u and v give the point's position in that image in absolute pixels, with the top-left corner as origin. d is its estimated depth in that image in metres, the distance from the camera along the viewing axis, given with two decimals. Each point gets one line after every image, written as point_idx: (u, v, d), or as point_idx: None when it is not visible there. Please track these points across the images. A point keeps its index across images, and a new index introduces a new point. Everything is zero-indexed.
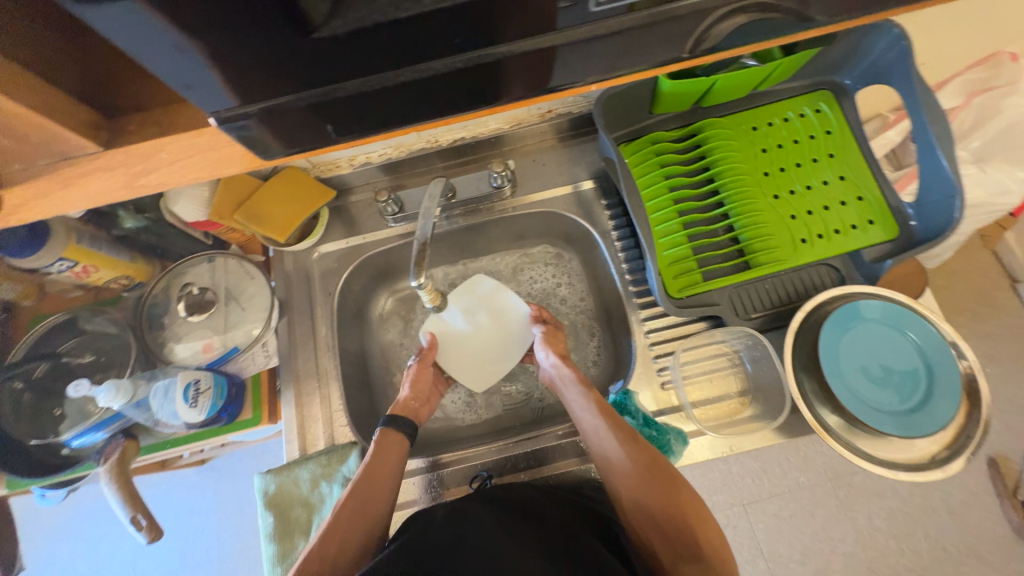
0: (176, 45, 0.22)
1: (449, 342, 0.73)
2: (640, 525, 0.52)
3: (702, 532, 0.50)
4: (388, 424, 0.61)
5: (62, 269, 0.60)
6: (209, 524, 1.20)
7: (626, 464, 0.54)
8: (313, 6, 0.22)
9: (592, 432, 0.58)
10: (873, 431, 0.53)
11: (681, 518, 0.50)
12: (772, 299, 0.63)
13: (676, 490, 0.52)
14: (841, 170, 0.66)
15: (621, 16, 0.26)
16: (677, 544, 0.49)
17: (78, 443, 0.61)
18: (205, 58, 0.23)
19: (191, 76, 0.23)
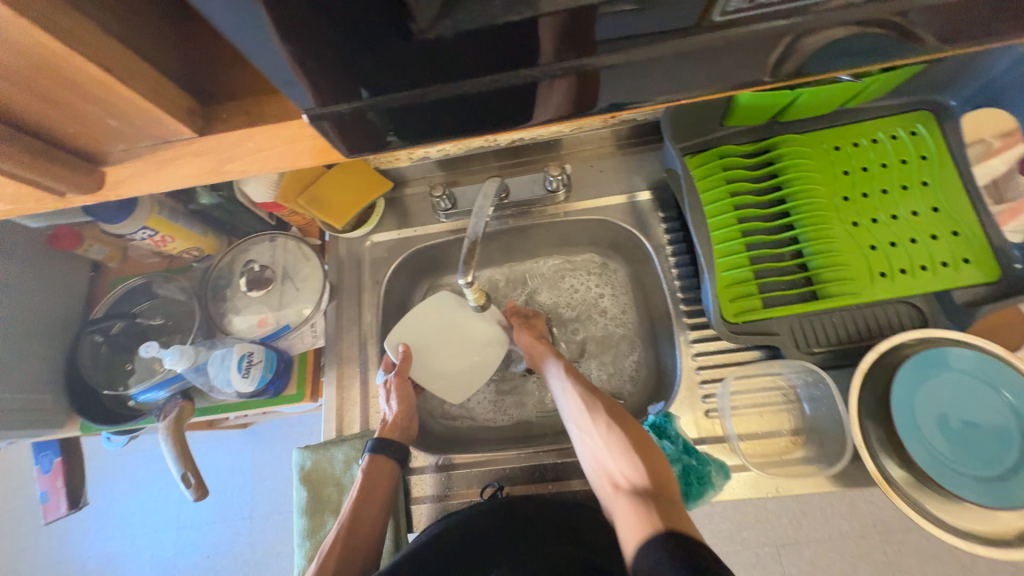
0: (277, 39, 0.22)
1: (421, 356, 0.69)
2: (597, 472, 0.56)
3: (652, 467, 0.52)
4: (377, 450, 0.60)
5: (144, 238, 0.65)
6: (246, 485, 1.27)
7: (584, 413, 0.59)
8: (421, 8, 0.22)
9: (559, 391, 0.63)
10: (944, 492, 0.48)
11: (629, 457, 0.53)
12: (841, 335, 0.57)
13: (626, 432, 0.55)
14: (936, 201, 0.59)
15: (734, 24, 0.25)
16: (627, 479, 0.52)
17: (144, 398, 0.65)
18: (301, 52, 0.23)
19: (292, 69, 0.24)
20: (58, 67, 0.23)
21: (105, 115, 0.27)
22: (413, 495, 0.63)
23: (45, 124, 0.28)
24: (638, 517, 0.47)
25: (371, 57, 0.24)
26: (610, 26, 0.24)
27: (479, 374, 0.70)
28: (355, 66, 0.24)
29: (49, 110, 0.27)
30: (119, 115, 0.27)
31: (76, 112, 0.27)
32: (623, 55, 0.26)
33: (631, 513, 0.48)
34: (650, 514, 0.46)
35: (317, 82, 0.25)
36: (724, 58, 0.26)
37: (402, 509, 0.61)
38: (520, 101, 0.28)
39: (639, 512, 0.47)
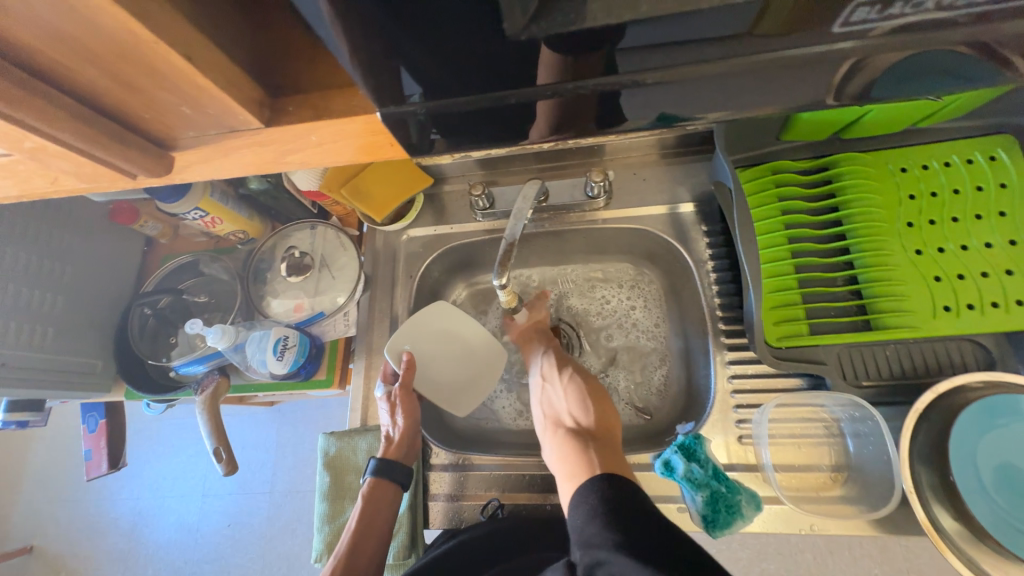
0: (351, 36, 0.22)
1: (422, 366, 0.67)
2: (546, 415, 0.60)
3: (600, 414, 0.57)
4: (381, 473, 0.57)
5: (195, 218, 0.68)
6: (268, 460, 1.32)
7: (551, 369, 0.65)
8: (513, 14, 0.21)
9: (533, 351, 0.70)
10: (999, 548, 0.45)
11: (583, 406, 0.58)
12: (894, 370, 0.54)
13: (586, 386, 0.60)
14: (1015, 234, 0.54)
15: (838, 43, 0.23)
16: (574, 420, 0.57)
17: (185, 370, 0.67)
18: (374, 50, 0.23)
19: (365, 67, 0.24)
20: (144, 56, 0.24)
21: (180, 103, 0.28)
22: (430, 491, 0.64)
23: (124, 109, 0.29)
24: (576, 449, 0.51)
25: (448, 58, 0.23)
26: (700, 36, 0.23)
27: (484, 382, 0.69)
28: (428, 67, 0.24)
29: (128, 96, 0.27)
30: (194, 104, 0.28)
31: (154, 99, 0.27)
32: (714, 65, 0.24)
33: (569, 446, 0.53)
34: (587, 448, 0.51)
35: (388, 82, 0.24)
36: (818, 74, 0.24)
37: (418, 504, 0.62)
38: (590, 109, 0.27)
39: (577, 445, 0.52)
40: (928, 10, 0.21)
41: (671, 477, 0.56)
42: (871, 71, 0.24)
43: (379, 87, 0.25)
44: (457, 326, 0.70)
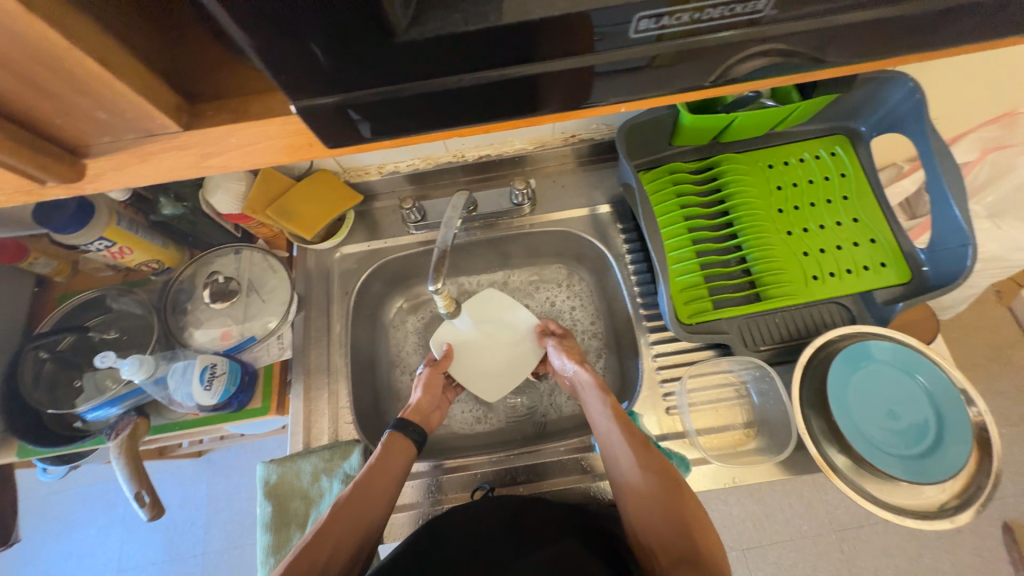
0: (252, 41, 0.24)
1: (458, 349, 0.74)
2: (643, 534, 0.51)
3: (703, 540, 0.49)
4: (398, 429, 0.61)
5: (100, 249, 0.63)
6: (199, 518, 1.19)
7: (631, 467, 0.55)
8: (396, 17, 0.24)
9: (605, 433, 0.59)
10: (879, 473, 0.53)
11: (684, 530, 0.49)
12: (782, 333, 0.63)
13: (680, 502, 0.51)
14: (855, 213, 0.67)
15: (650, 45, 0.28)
16: (677, 547, 0.49)
17: (91, 417, 0.62)
18: (278, 54, 0.25)
19: (276, 69, 0.26)
20: (60, 59, 0.24)
21: (96, 108, 0.28)
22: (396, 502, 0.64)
23: (30, 118, 0.28)
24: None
25: (348, 59, 0.26)
26: (565, 45, 0.27)
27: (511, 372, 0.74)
28: (332, 68, 0.26)
29: (39, 103, 0.27)
30: (109, 108, 0.28)
31: (66, 106, 0.27)
32: (573, 60, 0.28)
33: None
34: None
35: (296, 80, 0.27)
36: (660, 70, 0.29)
37: None
38: (477, 101, 0.30)
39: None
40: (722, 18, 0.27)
41: None
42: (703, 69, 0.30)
43: (287, 82, 0.27)
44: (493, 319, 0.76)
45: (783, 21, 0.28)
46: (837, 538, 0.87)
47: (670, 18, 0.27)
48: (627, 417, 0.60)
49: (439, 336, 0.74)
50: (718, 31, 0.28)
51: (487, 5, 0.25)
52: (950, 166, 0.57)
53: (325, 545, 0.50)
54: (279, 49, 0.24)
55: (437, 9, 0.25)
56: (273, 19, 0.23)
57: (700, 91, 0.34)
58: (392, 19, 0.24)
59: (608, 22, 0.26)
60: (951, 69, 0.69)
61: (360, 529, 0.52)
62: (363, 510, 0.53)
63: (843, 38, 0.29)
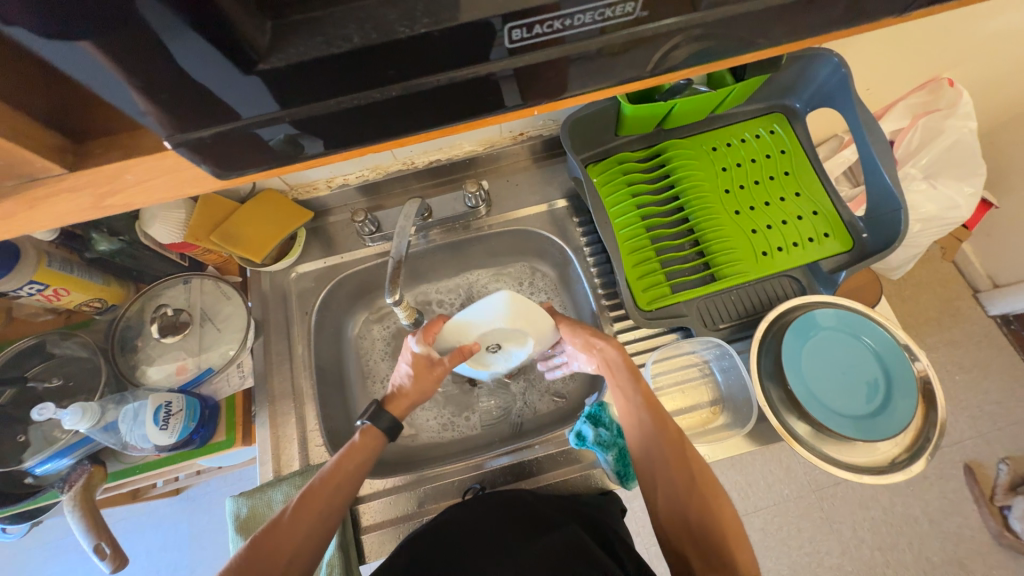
0: (116, 78, 0.23)
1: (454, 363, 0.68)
2: (673, 528, 0.51)
3: (734, 541, 0.48)
4: (372, 421, 0.59)
5: (31, 293, 0.59)
6: (183, 559, 1.15)
7: (664, 462, 0.53)
8: (254, 39, 0.24)
9: (630, 419, 0.56)
10: (837, 436, 0.55)
11: (717, 528, 0.49)
12: (738, 310, 0.65)
13: (710, 503, 0.50)
14: (797, 188, 0.70)
15: (593, 39, 0.28)
16: (711, 546, 0.48)
17: (42, 471, 0.59)
18: (149, 92, 0.24)
19: (143, 103, 0.25)
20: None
21: None
22: (361, 525, 0.63)
23: None
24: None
25: (216, 91, 0.25)
26: (448, 58, 0.27)
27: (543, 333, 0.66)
28: (202, 99, 0.25)
29: None
30: None
31: None
32: (463, 71, 0.28)
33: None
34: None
35: (169, 115, 0.26)
36: (559, 73, 0.29)
37: (350, 540, 0.60)
38: (377, 118, 0.29)
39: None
40: (611, 19, 0.27)
41: (585, 446, 0.62)
42: (599, 68, 0.30)
43: (159, 118, 0.26)
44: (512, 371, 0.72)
45: (661, 22, 0.28)
46: (817, 498, 0.91)
47: (542, 27, 0.26)
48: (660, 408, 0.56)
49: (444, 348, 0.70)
50: (623, 30, 0.28)
51: (350, 25, 0.25)
52: (878, 137, 0.60)
53: (285, 534, 0.49)
54: (138, 84, 0.23)
55: (297, 32, 0.25)
56: (121, 54, 0.22)
57: (640, 83, 0.33)
58: (251, 43, 0.24)
59: (481, 30, 0.26)
60: (870, 44, 0.72)
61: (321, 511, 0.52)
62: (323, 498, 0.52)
63: (740, 26, 0.29)
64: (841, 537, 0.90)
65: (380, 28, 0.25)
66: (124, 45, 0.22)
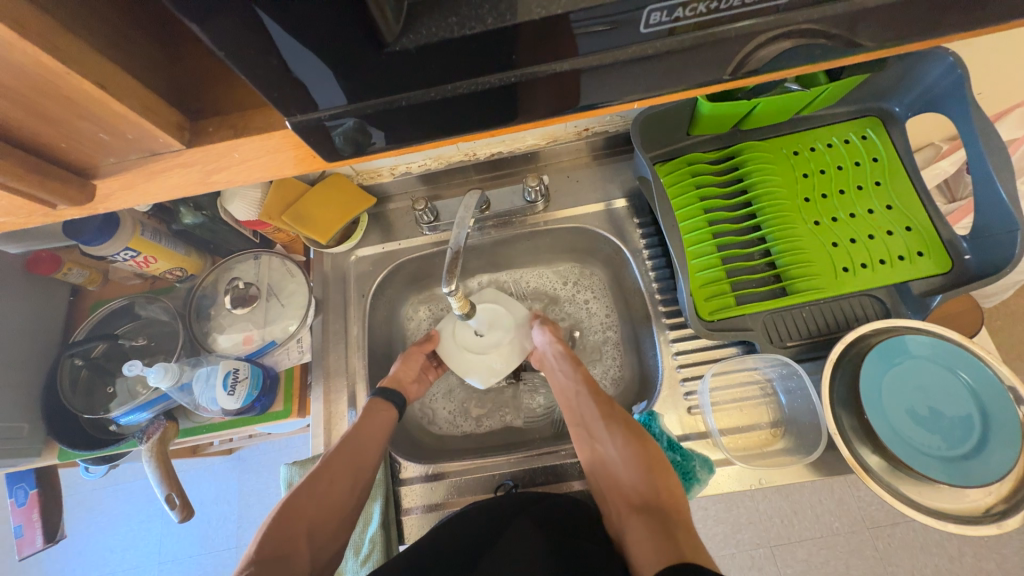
0: (239, 61, 0.23)
1: (445, 350, 0.73)
2: (608, 482, 0.59)
3: (664, 487, 0.54)
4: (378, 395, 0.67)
5: (126, 259, 0.65)
6: (231, 514, 1.24)
7: (597, 419, 0.62)
8: (388, 24, 0.23)
9: (573, 395, 0.66)
10: (917, 475, 0.50)
11: (644, 471, 0.55)
12: (811, 329, 0.60)
13: (638, 448, 0.57)
14: (888, 199, 0.64)
15: (726, 24, 0.25)
16: (639, 494, 0.55)
17: (125, 421, 0.64)
18: (264, 76, 0.24)
19: (263, 85, 0.25)
20: (54, 84, 0.25)
21: (98, 130, 0.29)
22: (403, 506, 0.64)
23: (36, 141, 0.29)
24: (653, 541, 0.50)
25: (333, 75, 0.25)
26: (573, 44, 0.25)
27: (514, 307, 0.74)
28: (317, 85, 0.25)
29: (42, 126, 0.28)
30: (110, 130, 0.29)
31: (71, 129, 0.28)
32: (594, 58, 0.26)
33: (644, 535, 0.51)
34: (662, 539, 0.49)
35: (289, 96, 0.26)
36: (677, 62, 0.27)
37: (391, 521, 0.62)
38: (482, 107, 0.28)
39: (656, 535, 0.50)
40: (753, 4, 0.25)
41: None
42: (719, 60, 0.27)
43: (279, 99, 0.26)
44: (501, 359, 0.71)
45: (796, 11, 0.25)
46: (871, 535, 0.83)
47: (681, 10, 0.24)
48: (595, 381, 0.67)
49: (444, 358, 0.72)
50: (753, 18, 0.25)
51: (483, 6, 0.24)
52: (998, 147, 0.53)
53: (326, 481, 0.58)
54: (266, 68, 0.24)
55: (429, 14, 0.24)
56: (259, 39, 0.22)
57: (720, 86, 0.31)
58: (382, 29, 0.23)
59: (614, 12, 0.24)
60: (994, 40, 0.64)
61: (348, 477, 0.59)
62: (352, 463, 0.60)
63: (877, 17, 0.26)
64: None
65: (513, 7, 0.24)
66: (265, 30, 0.22)
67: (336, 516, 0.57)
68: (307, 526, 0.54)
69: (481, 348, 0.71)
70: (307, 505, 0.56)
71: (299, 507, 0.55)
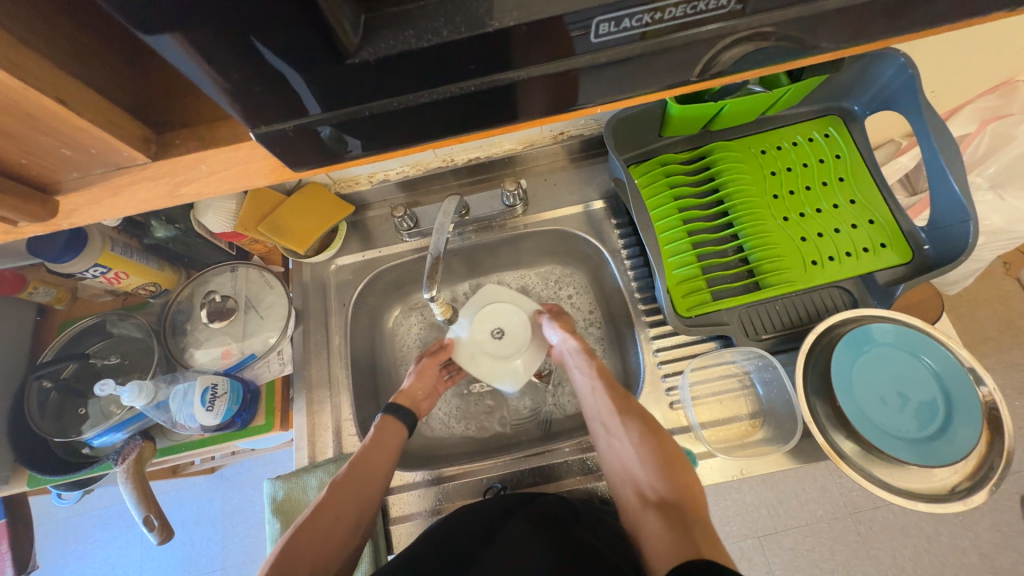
0: (205, 73, 0.23)
1: (469, 360, 0.69)
2: (623, 479, 0.57)
3: (684, 485, 0.53)
4: (390, 412, 0.65)
5: (95, 276, 0.63)
6: (216, 534, 1.21)
7: (613, 415, 0.60)
8: (347, 35, 0.23)
9: (588, 391, 0.65)
10: (889, 458, 0.52)
11: (663, 468, 0.54)
12: (784, 320, 0.62)
13: (658, 444, 0.56)
14: (852, 194, 0.66)
15: (680, 32, 0.26)
16: (656, 492, 0.54)
17: (98, 443, 0.63)
18: (229, 87, 0.24)
19: (227, 96, 0.25)
20: (14, 100, 0.24)
21: (61, 146, 0.28)
22: (391, 515, 0.64)
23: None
24: (672, 539, 0.48)
25: (298, 85, 0.25)
26: (531, 53, 0.26)
27: (523, 304, 0.72)
28: (283, 94, 0.25)
29: (1, 142, 0.27)
30: (73, 144, 0.28)
31: (31, 144, 0.28)
32: (555, 65, 0.27)
33: (663, 533, 0.49)
34: (682, 539, 0.48)
35: (253, 106, 0.26)
36: (637, 68, 0.28)
37: (380, 531, 0.61)
38: (448, 116, 0.29)
39: (675, 534, 0.49)
40: (703, 13, 0.26)
41: None
42: (679, 64, 0.28)
43: (243, 111, 0.26)
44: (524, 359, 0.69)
45: (752, 18, 0.26)
46: (853, 521, 0.86)
47: (632, 21, 0.25)
48: (610, 377, 0.65)
49: (466, 367, 0.69)
50: (708, 25, 0.26)
51: (440, 19, 0.24)
52: (949, 142, 0.56)
53: (327, 515, 0.54)
54: (231, 80, 0.24)
55: (387, 27, 0.24)
56: (221, 50, 0.22)
57: (684, 89, 0.32)
58: (343, 41, 0.24)
59: (572, 22, 0.25)
60: (944, 41, 0.67)
61: (347, 523, 0.54)
62: (357, 492, 0.56)
63: (825, 22, 0.27)
64: (878, 563, 0.85)
65: (470, 20, 0.24)
66: (228, 44, 0.22)
67: (337, 559, 0.52)
68: (308, 571, 0.50)
69: (502, 351, 0.69)
70: (309, 543, 0.51)
71: (299, 550, 0.51)
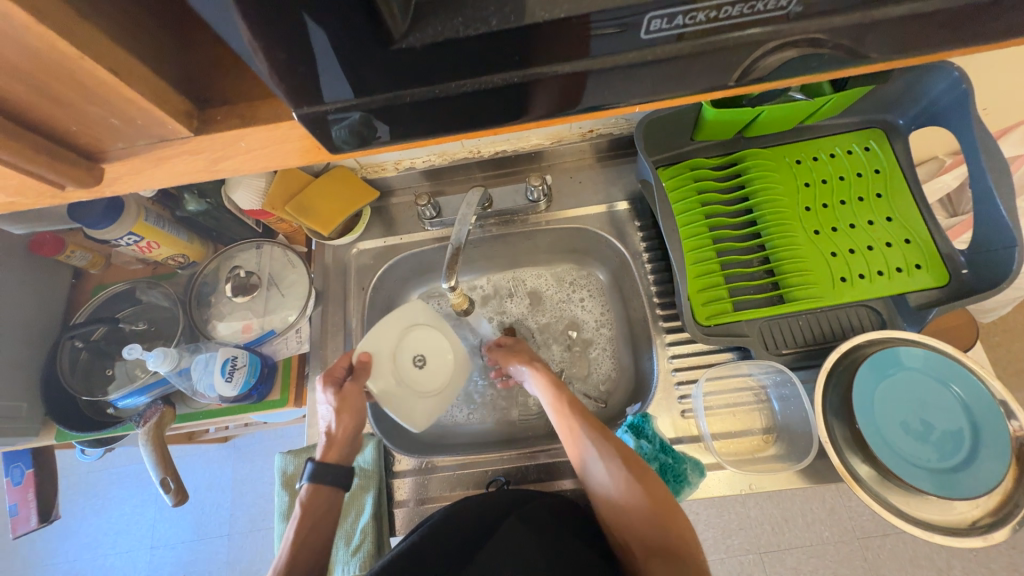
0: (251, 52, 0.24)
1: (381, 378, 0.65)
2: (614, 522, 0.56)
3: (675, 531, 0.53)
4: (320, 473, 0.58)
5: (129, 244, 0.65)
6: (225, 501, 1.25)
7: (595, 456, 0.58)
8: (394, 21, 0.24)
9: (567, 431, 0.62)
10: (906, 486, 0.50)
11: (653, 514, 0.53)
12: (807, 337, 0.61)
13: (644, 487, 0.55)
14: (889, 212, 0.64)
15: (728, 33, 0.26)
16: (648, 538, 0.53)
17: (122, 404, 0.64)
18: (273, 68, 0.25)
19: (270, 75, 0.25)
20: (70, 69, 0.25)
21: (110, 115, 0.29)
22: (395, 498, 0.65)
23: (48, 124, 0.29)
24: None
25: (339, 67, 0.25)
26: (574, 47, 0.26)
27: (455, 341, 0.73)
28: (324, 77, 0.25)
29: (55, 109, 0.28)
30: (121, 115, 0.29)
31: (81, 112, 0.29)
32: (598, 61, 0.27)
33: None
34: None
35: (295, 87, 0.26)
36: (679, 68, 0.27)
37: (383, 512, 0.62)
38: (484, 108, 0.28)
39: None
40: (754, 15, 0.25)
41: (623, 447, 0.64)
42: (723, 66, 0.27)
43: (285, 91, 0.26)
44: (436, 397, 0.67)
45: (801, 23, 0.25)
46: (861, 546, 0.84)
47: (683, 18, 0.25)
48: (589, 413, 0.63)
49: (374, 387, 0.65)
50: (755, 28, 0.26)
51: (488, 8, 0.24)
52: (999, 163, 0.53)
53: None
54: (276, 60, 0.24)
55: (432, 14, 0.24)
56: (269, 29, 0.23)
57: (723, 92, 0.31)
58: (390, 26, 0.24)
59: (619, 18, 0.25)
60: (1001, 57, 0.64)
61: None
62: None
63: (878, 31, 0.26)
64: None
65: (517, 10, 0.24)
66: (277, 24, 0.22)
67: None
68: None
69: (418, 381, 0.67)
70: None
71: None
